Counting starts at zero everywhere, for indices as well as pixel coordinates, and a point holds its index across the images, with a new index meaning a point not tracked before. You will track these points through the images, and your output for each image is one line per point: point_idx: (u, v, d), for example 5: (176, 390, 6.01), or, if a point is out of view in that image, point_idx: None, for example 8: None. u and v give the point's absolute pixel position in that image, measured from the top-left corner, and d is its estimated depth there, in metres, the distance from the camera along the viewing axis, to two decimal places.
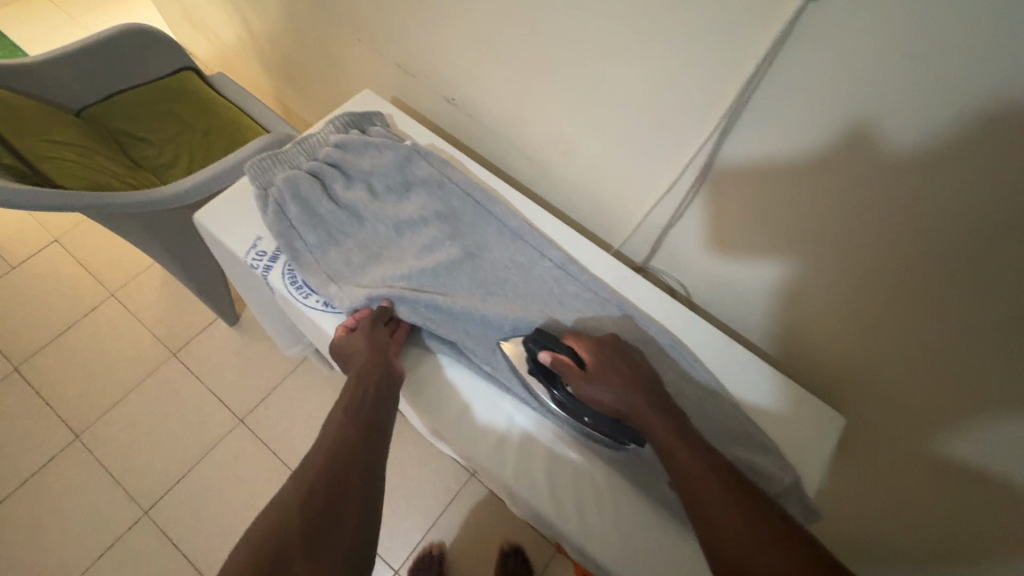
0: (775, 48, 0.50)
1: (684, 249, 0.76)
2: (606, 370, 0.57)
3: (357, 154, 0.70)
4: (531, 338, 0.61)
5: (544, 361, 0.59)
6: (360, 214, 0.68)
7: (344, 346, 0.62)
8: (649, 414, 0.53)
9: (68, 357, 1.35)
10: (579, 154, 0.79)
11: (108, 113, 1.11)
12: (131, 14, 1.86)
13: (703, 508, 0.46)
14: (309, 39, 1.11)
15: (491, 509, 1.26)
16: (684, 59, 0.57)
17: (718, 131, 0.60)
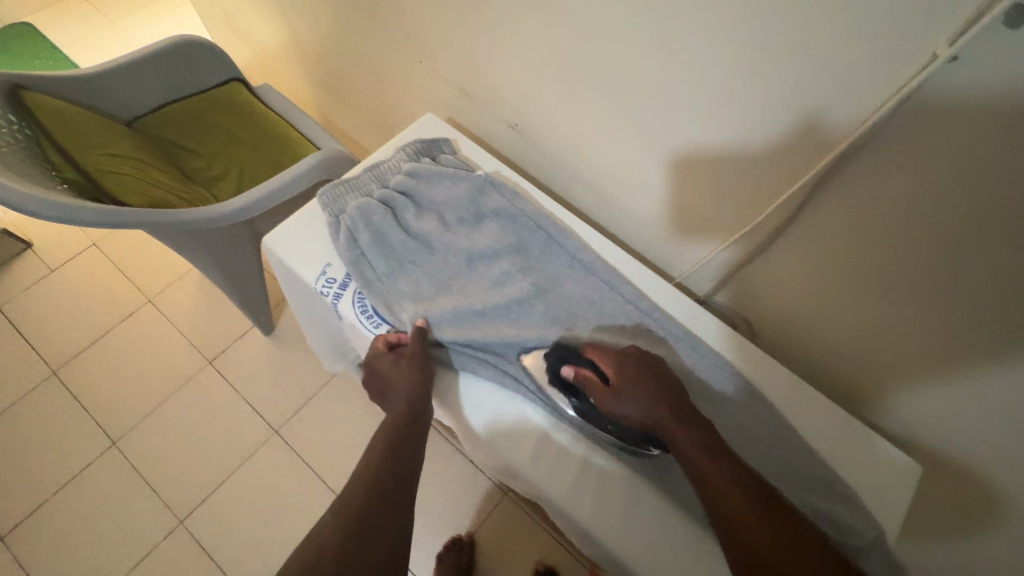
0: (889, 107, 0.48)
1: (753, 286, 0.74)
2: (629, 382, 0.56)
3: (429, 183, 0.70)
4: (552, 353, 0.62)
5: (567, 376, 0.60)
6: (431, 243, 0.68)
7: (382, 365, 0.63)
8: (673, 426, 0.53)
9: (105, 362, 1.35)
10: (645, 187, 0.77)
11: (160, 124, 1.11)
12: (171, 20, 1.88)
13: (730, 523, 0.47)
14: (360, 54, 1.11)
15: (532, 517, 1.25)
16: (780, 108, 0.55)
17: (811, 182, 0.58)
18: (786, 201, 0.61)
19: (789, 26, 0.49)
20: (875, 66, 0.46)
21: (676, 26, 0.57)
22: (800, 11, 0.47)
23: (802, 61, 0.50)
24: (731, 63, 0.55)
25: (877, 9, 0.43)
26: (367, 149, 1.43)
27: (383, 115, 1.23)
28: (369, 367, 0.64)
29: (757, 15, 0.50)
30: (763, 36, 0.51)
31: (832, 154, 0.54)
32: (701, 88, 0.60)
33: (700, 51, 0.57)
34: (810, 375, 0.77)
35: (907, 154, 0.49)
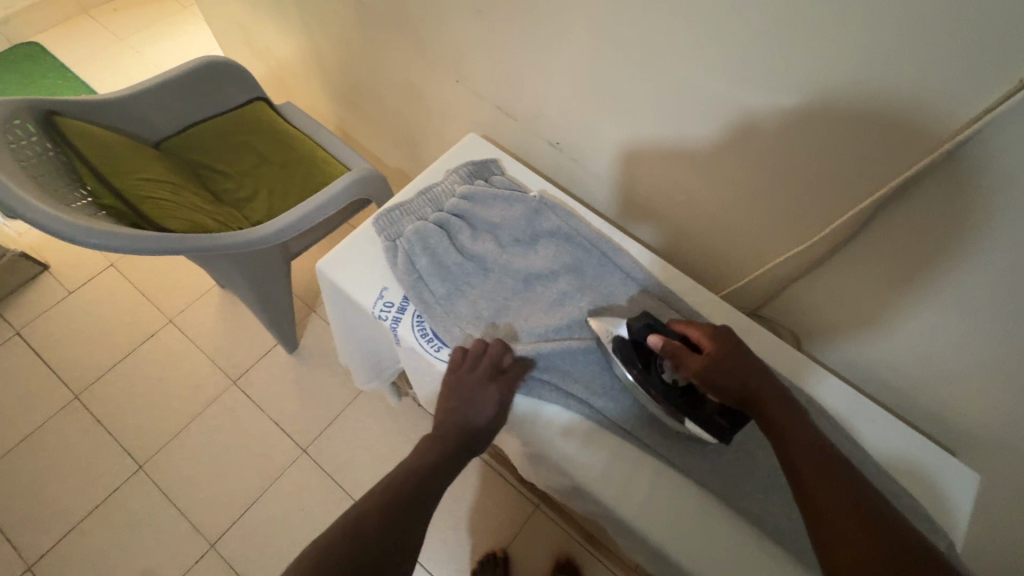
0: (967, 136, 0.47)
1: (804, 302, 0.75)
2: (719, 354, 0.56)
3: (484, 206, 0.71)
4: (639, 319, 0.61)
5: (652, 343, 0.58)
6: (487, 264, 0.69)
7: (472, 393, 0.60)
8: (766, 399, 0.54)
9: (128, 384, 1.33)
10: (692, 204, 0.78)
11: (188, 146, 1.11)
12: (178, 37, 1.87)
13: (819, 509, 0.47)
14: (388, 74, 1.11)
15: (565, 528, 1.24)
16: (844, 131, 0.55)
17: (879, 199, 0.57)
18: (846, 220, 0.61)
19: (861, 53, 0.49)
20: (951, 95, 0.47)
21: (738, 52, 0.57)
22: (873, 40, 0.48)
23: (873, 86, 0.50)
24: (794, 87, 0.56)
25: (955, 40, 0.44)
26: (389, 164, 1.43)
27: (409, 132, 1.23)
28: (468, 365, 0.62)
29: (827, 43, 0.50)
30: (833, 62, 0.51)
31: (900, 177, 0.54)
32: (761, 111, 0.60)
33: (762, 77, 0.57)
34: (858, 384, 0.78)
35: (983, 176, 0.49)
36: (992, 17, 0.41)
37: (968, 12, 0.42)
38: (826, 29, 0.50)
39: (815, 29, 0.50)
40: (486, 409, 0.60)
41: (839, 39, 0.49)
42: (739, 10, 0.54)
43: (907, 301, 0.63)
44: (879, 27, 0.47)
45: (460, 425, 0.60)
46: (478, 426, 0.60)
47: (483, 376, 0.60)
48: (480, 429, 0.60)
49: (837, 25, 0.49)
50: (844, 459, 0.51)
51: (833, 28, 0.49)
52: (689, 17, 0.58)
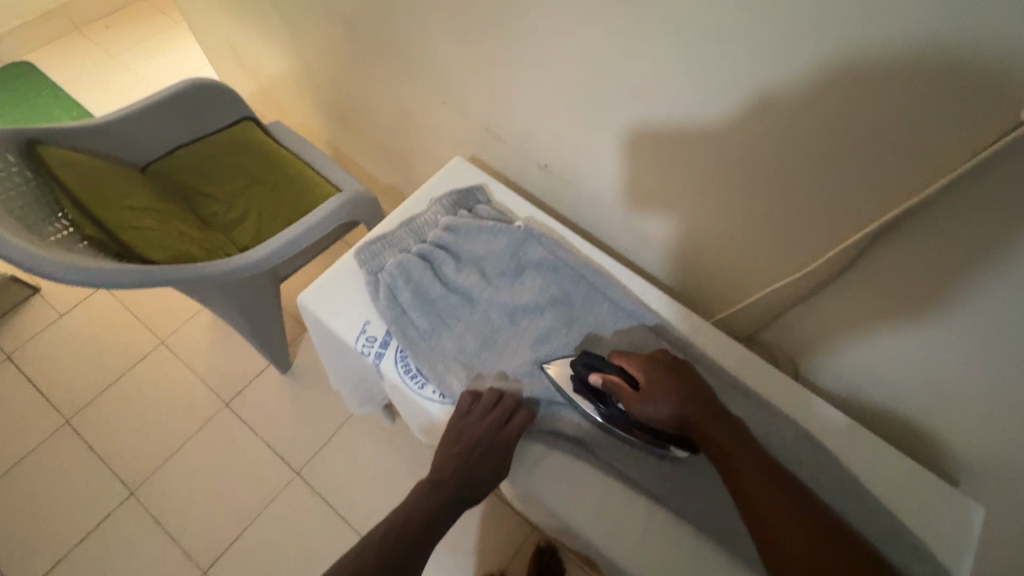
0: (964, 171, 0.46)
1: (800, 329, 0.73)
2: (654, 388, 0.55)
3: (468, 236, 0.70)
4: (579, 360, 0.60)
5: (595, 383, 0.58)
6: (472, 297, 0.67)
7: (482, 448, 0.58)
8: (706, 427, 0.53)
9: (120, 407, 1.32)
10: (683, 229, 0.76)
11: (175, 169, 1.10)
12: (170, 53, 1.87)
13: (777, 547, 0.46)
14: (377, 93, 1.09)
15: (565, 553, 1.21)
16: (838, 161, 0.54)
17: (878, 229, 0.56)
18: (844, 247, 0.60)
19: (855, 84, 0.48)
20: (951, 127, 0.45)
21: (729, 80, 0.56)
22: (868, 71, 0.46)
23: (866, 117, 0.49)
24: (783, 117, 0.55)
25: (950, 74, 0.42)
26: (380, 181, 1.41)
27: (399, 150, 1.21)
28: (475, 414, 0.59)
29: (821, 73, 0.49)
30: (825, 95, 0.50)
31: (899, 208, 0.53)
32: (752, 139, 0.59)
33: (755, 105, 0.56)
34: (860, 412, 0.75)
35: (985, 208, 0.47)
36: (988, 53, 0.40)
37: (967, 45, 0.40)
38: (820, 59, 0.48)
39: (808, 58, 0.49)
40: (490, 467, 0.58)
41: (833, 69, 0.48)
42: (730, 39, 0.52)
43: (907, 330, 0.62)
44: (874, 58, 0.45)
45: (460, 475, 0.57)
46: (477, 484, 0.57)
47: (490, 431, 0.58)
48: (479, 488, 0.58)
49: (830, 56, 0.47)
50: (791, 481, 0.50)
51: (826, 58, 0.48)
52: (678, 45, 0.57)
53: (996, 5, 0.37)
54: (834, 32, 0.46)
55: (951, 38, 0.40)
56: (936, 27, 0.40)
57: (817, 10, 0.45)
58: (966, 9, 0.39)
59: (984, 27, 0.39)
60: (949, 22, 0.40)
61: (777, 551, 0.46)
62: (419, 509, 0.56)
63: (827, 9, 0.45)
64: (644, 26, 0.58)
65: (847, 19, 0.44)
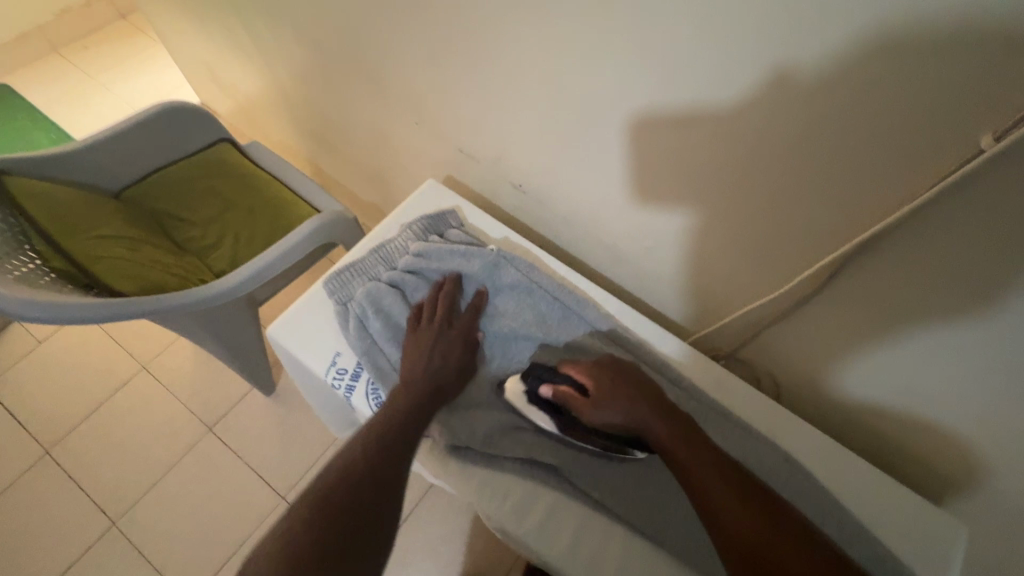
0: (932, 194, 0.46)
1: (781, 349, 0.72)
2: (603, 389, 0.57)
3: (439, 261, 0.69)
4: (528, 376, 0.63)
5: (546, 396, 0.60)
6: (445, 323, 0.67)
7: (445, 346, 0.64)
8: (652, 424, 0.54)
9: (101, 435, 1.30)
10: (659, 249, 0.76)
11: (150, 195, 1.08)
12: (150, 73, 1.85)
13: (729, 530, 0.48)
14: (352, 113, 1.09)
15: None
16: (808, 182, 0.53)
17: (852, 249, 0.54)
18: (818, 267, 0.59)
19: (821, 106, 0.47)
20: (919, 150, 0.44)
21: (695, 103, 0.55)
22: (833, 94, 0.46)
23: (831, 140, 0.49)
24: (752, 139, 0.54)
25: (914, 99, 0.42)
26: (361, 199, 1.40)
27: (379, 170, 1.20)
28: (422, 317, 0.66)
29: (787, 97, 0.48)
30: (792, 118, 0.49)
31: (870, 231, 0.52)
32: (721, 163, 0.58)
33: (725, 128, 0.55)
34: (843, 429, 0.75)
35: (952, 232, 0.47)
36: (950, 79, 0.39)
37: (927, 70, 0.40)
38: (784, 83, 0.48)
39: (774, 82, 0.48)
40: (454, 363, 0.63)
41: (799, 94, 0.48)
42: (695, 61, 0.52)
43: (884, 349, 0.61)
44: (837, 80, 0.45)
45: (425, 372, 0.61)
46: (444, 382, 0.62)
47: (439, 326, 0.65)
48: (449, 385, 0.62)
49: (795, 79, 0.47)
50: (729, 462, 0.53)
51: (790, 81, 0.47)
52: (645, 65, 0.56)
53: (954, 33, 0.37)
54: (797, 56, 0.45)
55: (913, 64, 0.40)
56: (897, 53, 0.40)
57: (779, 33, 0.45)
58: (926, 36, 0.38)
59: (943, 54, 0.38)
60: (908, 47, 0.40)
61: (731, 536, 0.47)
62: (399, 405, 0.58)
63: (788, 32, 0.44)
64: (610, 48, 0.57)
65: (808, 43, 0.44)
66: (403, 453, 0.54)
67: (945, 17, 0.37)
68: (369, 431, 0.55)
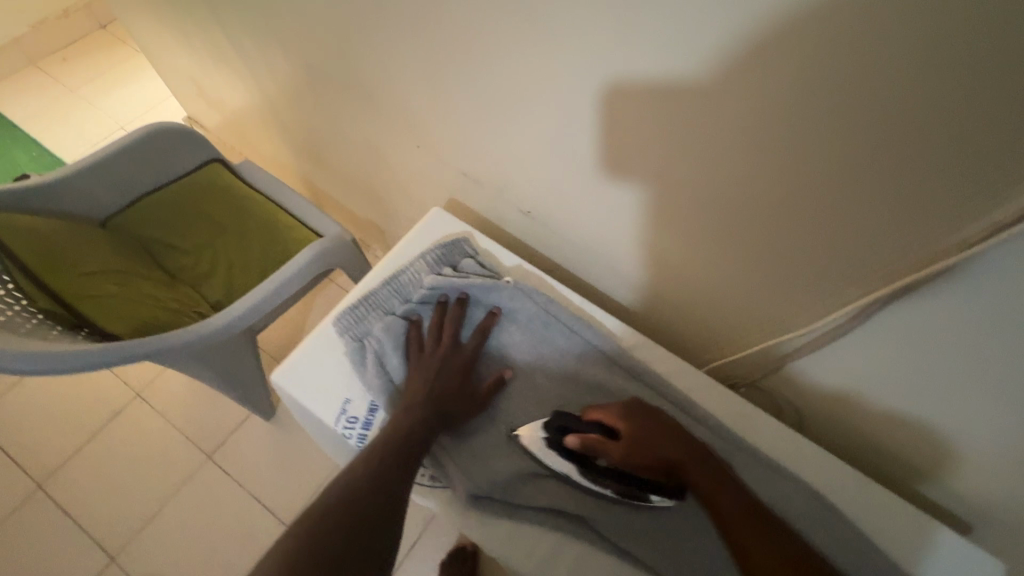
0: (982, 242, 0.43)
1: (805, 382, 0.69)
2: (635, 431, 0.56)
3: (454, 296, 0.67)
4: (552, 422, 0.59)
5: (574, 446, 0.56)
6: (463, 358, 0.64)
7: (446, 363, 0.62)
8: (688, 466, 0.54)
9: (96, 468, 1.25)
10: (677, 280, 0.72)
11: (138, 221, 1.04)
12: (132, 85, 1.80)
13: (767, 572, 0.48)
14: (348, 132, 1.04)
15: None
16: (842, 223, 0.50)
17: (893, 292, 0.51)
18: (850, 309, 0.56)
19: (858, 153, 0.44)
20: (968, 198, 0.42)
21: (717, 143, 0.51)
22: (875, 140, 0.42)
23: (870, 184, 0.46)
24: (781, 178, 0.50)
25: (966, 147, 0.39)
26: (358, 216, 1.36)
27: (375, 187, 1.17)
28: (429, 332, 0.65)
29: (821, 141, 0.45)
30: (826, 160, 0.46)
31: (906, 278, 0.50)
32: (747, 200, 0.55)
33: (752, 168, 0.51)
34: (870, 458, 0.73)
35: (1000, 279, 0.44)
36: (1009, 130, 0.36)
37: (979, 124, 0.37)
38: (817, 129, 0.45)
39: (807, 126, 0.45)
40: (455, 380, 0.62)
41: (836, 137, 0.44)
42: (718, 101, 0.48)
43: (919, 387, 0.59)
44: (876, 129, 0.42)
45: (432, 389, 0.60)
46: (451, 399, 0.60)
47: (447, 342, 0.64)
48: (457, 403, 0.61)
49: (830, 125, 0.44)
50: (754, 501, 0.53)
51: (824, 127, 0.44)
52: (661, 106, 0.52)
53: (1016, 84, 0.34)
54: (832, 103, 0.42)
55: (967, 113, 0.37)
56: (950, 101, 0.37)
57: (813, 80, 0.42)
58: (984, 86, 0.35)
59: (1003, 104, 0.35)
60: (957, 100, 0.37)
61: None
62: (404, 421, 0.57)
63: (825, 78, 0.41)
64: (624, 89, 0.54)
65: (846, 90, 0.41)
66: (402, 475, 0.52)
67: (1007, 67, 0.34)
68: (368, 453, 0.53)
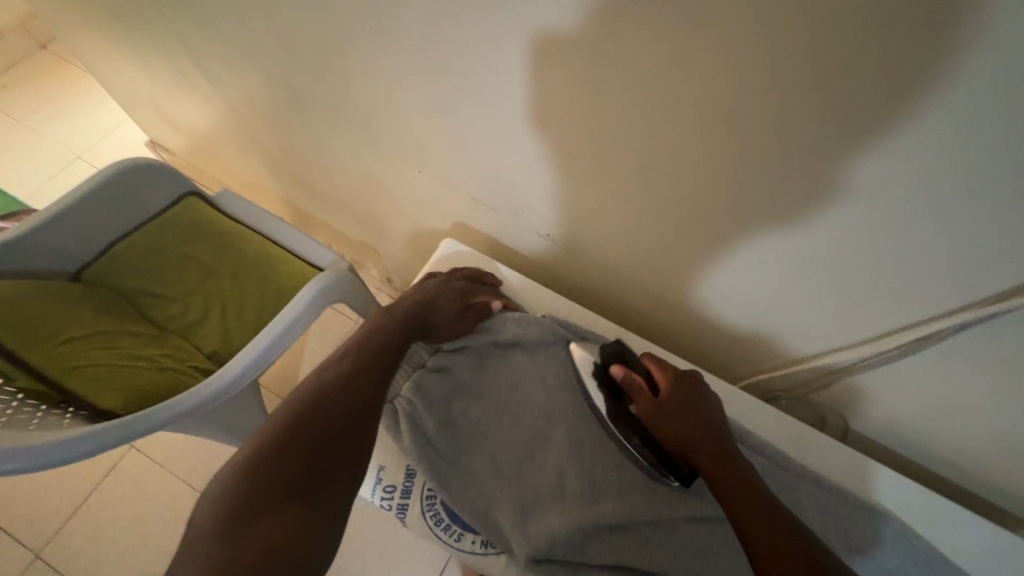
0: None
1: (853, 395, 0.68)
2: (675, 394, 0.56)
3: (493, 335, 0.65)
4: (612, 345, 0.62)
5: (617, 373, 0.59)
6: (503, 404, 0.62)
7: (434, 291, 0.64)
8: (705, 442, 0.52)
9: (96, 529, 1.18)
10: (714, 300, 0.69)
11: (115, 271, 0.95)
12: (85, 110, 1.66)
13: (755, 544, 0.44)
14: (336, 156, 0.97)
15: None
16: (913, 250, 0.47)
17: (967, 317, 0.49)
18: (921, 330, 0.53)
19: (934, 191, 0.42)
20: None
21: (777, 170, 0.47)
22: (965, 170, 0.39)
23: (955, 214, 0.42)
24: (847, 206, 0.47)
25: None
26: (351, 238, 1.29)
27: (369, 211, 1.10)
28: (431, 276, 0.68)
29: (902, 169, 0.42)
30: (907, 190, 0.43)
31: (962, 312, 0.49)
32: (807, 226, 0.51)
33: (816, 195, 0.48)
34: (921, 466, 0.71)
35: None
36: None
37: None
38: (889, 173, 0.42)
39: (886, 154, 0.41)
40: (445, 317, 0.63)
41: (918, 168, 0.41)
42: (780, 129, 0.44)
43: (979, 404, 0.58)
44: (959, 174, 0.40)
45: (424, 317, 0.62)
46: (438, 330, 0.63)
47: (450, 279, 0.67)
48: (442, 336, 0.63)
49: (908, 169, 0.41)
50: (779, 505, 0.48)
51: (902, 162, 0.41)
52: (710, 136, 0.48)
53: None
54: (911, 150, 0.40)
55: None
56: None
57: (896, 114, 0.38)
58: None
59: None
60: None
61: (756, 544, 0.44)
62: (385, 344, 0.58)
63: (911, 113, 0.38)
64: (662, 118, 0.49)
65: (934, 126, 0.38)
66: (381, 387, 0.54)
67: None
68: (352, 358, 0.56)
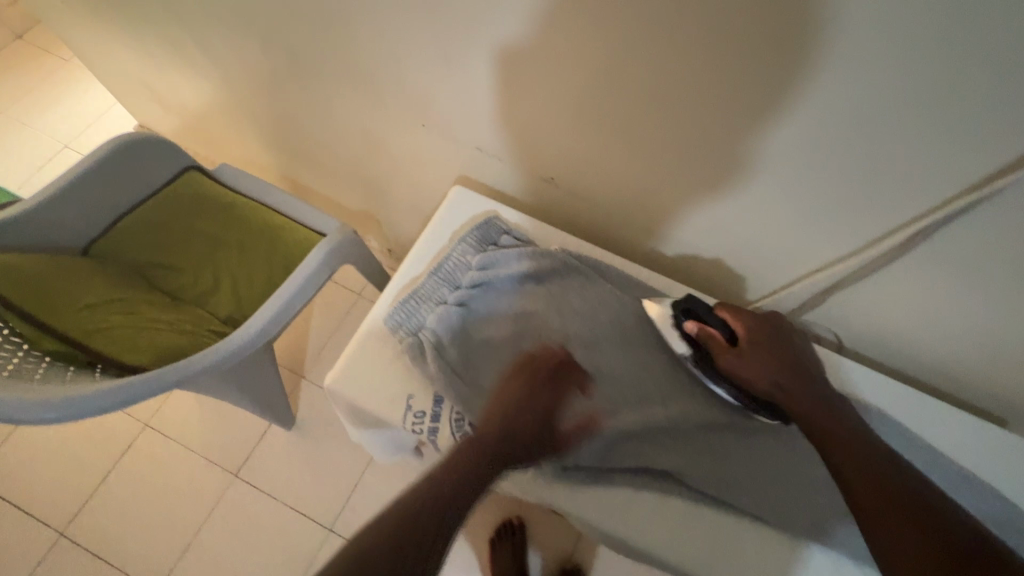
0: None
1: (848, 311, 0.72)
2: (755, 346, 0.58)
3: (508, 268, 0.68)
4: (683, 302, 0.63)
5: (692, 329, 0.61)
6: (521, 331, 0.64)
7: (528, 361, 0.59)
8: (796, 393, 0.55)
9: (118, 505, 1.20)
10: (716, 232, 0.72)
11: (123, 245, 0.97)
12: (68, 98, 1.64)
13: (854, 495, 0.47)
14: (334, 120, 0.98)
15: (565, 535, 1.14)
16: (894, 152, 0.51)
17: (949, 210, 0.52)
18: (907, 230, 0.57)
19: (910, 89, 0.45)
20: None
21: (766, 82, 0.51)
22: (938, 64, 0.43)
23: (930, 111, 0.46)
24: (832, 113, 0.50)
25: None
26: (350, 207, 1.30)
27: (368, 176, 1.11)
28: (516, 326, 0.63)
29: (880, 70, 0.45)
30: (886, 91, 0.46)
31: (944, 207, 0.53)
32: (796, 139, 0.55)
33: (803, 105, 0.51)
34: (910, 375, 0.77)
35: None
36: None
37: None
38: (869, 78, 0.46)
39: (865, 56, 0.44)
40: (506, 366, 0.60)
41: (895, 67, 0.44)
42: (767, 40, 0.47)
43: (961, 306, 0.62)
44: (939, 68, 0.43)
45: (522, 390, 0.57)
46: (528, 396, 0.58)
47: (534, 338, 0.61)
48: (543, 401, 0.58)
49: (892, 68, 0.44)
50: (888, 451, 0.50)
51: (882, 62, 0.44)
52: (701, 56, 0.51)
53: None
54: (888, 53, 0.43)
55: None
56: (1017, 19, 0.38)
57: (873, 13, 0.41)
58: None
59: None
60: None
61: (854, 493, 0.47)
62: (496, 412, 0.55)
63: (888, 10, 0.41)
64: (658, 41, 0.52)
65: (909, 23, 0.41)
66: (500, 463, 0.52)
67: None
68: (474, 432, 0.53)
